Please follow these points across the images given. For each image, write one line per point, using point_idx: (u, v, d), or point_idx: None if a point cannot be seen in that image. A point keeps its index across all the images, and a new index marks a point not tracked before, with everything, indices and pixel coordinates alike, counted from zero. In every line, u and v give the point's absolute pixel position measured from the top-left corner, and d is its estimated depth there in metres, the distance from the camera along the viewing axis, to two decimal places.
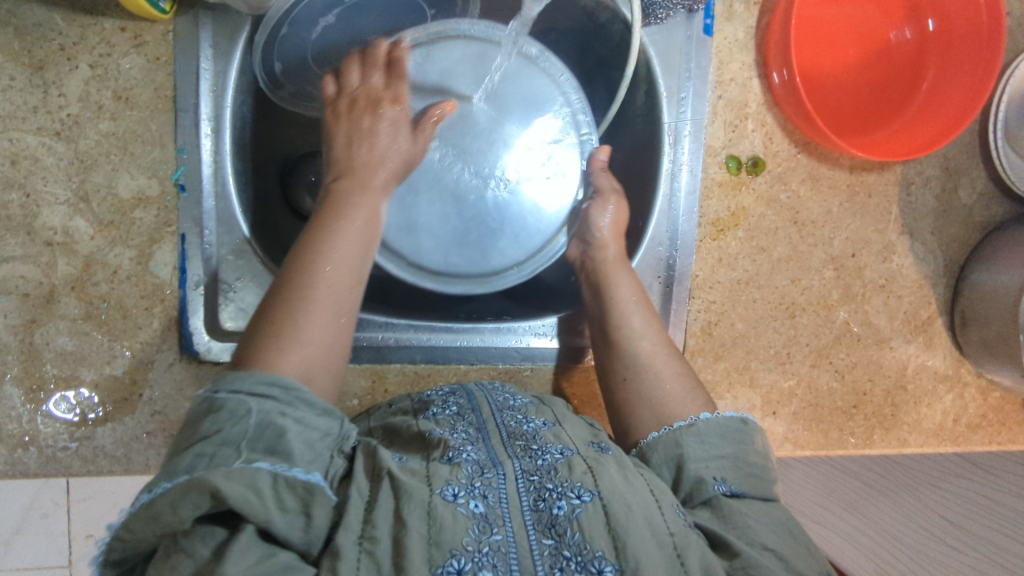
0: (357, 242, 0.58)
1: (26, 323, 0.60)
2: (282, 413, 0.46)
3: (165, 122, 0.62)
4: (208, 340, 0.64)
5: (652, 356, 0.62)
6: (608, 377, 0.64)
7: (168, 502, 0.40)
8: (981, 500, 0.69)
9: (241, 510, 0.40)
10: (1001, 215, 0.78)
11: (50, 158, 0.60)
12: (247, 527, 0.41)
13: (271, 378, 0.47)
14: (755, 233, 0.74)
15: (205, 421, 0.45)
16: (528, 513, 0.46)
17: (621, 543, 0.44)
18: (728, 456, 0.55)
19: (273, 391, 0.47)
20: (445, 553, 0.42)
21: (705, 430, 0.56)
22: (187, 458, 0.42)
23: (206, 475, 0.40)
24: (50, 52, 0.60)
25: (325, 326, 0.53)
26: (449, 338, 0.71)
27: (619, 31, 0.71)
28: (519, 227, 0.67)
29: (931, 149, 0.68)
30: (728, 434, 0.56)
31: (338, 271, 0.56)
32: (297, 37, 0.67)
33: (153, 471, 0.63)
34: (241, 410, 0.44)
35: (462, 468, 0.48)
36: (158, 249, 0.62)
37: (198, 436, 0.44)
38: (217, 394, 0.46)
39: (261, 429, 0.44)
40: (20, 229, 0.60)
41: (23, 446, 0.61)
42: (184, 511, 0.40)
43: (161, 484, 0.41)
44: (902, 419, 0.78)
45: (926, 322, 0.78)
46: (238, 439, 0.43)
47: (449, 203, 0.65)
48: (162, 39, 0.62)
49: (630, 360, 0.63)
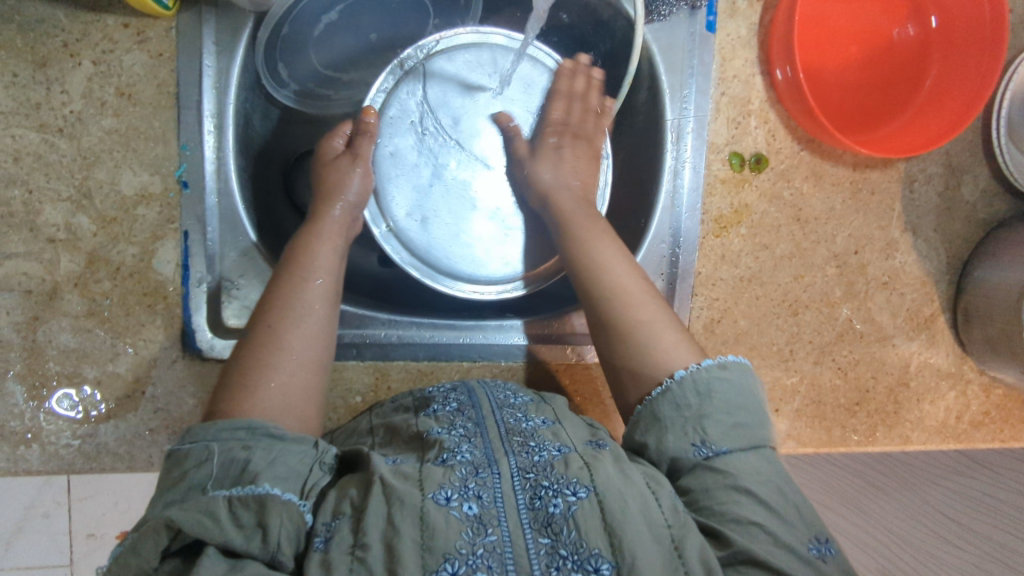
0: (316, 295, 0.58)
1: (29, 320, 0.60)
2: (245, 447, 0.47)
3: (168, 118, 0.62)
4: (210, 337, 0.64)
5: (635, 313, 0.59)
6: (606, 345, 0.60)
7: (132, 546, 0.42)
8: (981, 496, 0.69)
9: (193, 531, 0.42)
10: (1004, 212, 0.78)
11: (53, 154, 0.60)
12: (208, 549, 0.42)
13: (230, 424, 0.48)
14: (757, 231, 0.74)
15: (172, 472, 0.47)
16: (524, 512, 0.46)
17: (617, 540, 0.44)
18: (703, 410, 0.53)
19: (238, 434, 0.48)
20: (439, 558, 0.42)
21: (678, 394, 0.54)
22: (155, 506, 0.45)
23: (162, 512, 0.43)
24: (53, 49, 0.60)
25: (300, 363, 0.55)
26: (452, 335, 0.71)
27: (621, 28, 0.71)
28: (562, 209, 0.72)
29: (943, 141, 0.68)
30: (705, 388, 0.53)
31: (301, 314, 0.57)
32: (300, 35, 0.67)
33: (157, 467, 0.63)
34: (204, 454, 0.47)
35: (456, 470, 0.48)
36: (161, 245, 0.62)
37: (167, 484, 0.46)
38: (179, 447, 0.48)
39: (223, 466, 0.46)
40: (22, 225, 0.60)
41: (25, 443, 0.61)
42: (145, 550, 0.42)
43: (129, 534, 0.44)
44: (905, 416, 0.78)
45: (928, 319, 0.78)
46: (200, 479, 0.45)
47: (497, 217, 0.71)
48: (165, 35, 0.62)
49: (614, 326, 0.59)
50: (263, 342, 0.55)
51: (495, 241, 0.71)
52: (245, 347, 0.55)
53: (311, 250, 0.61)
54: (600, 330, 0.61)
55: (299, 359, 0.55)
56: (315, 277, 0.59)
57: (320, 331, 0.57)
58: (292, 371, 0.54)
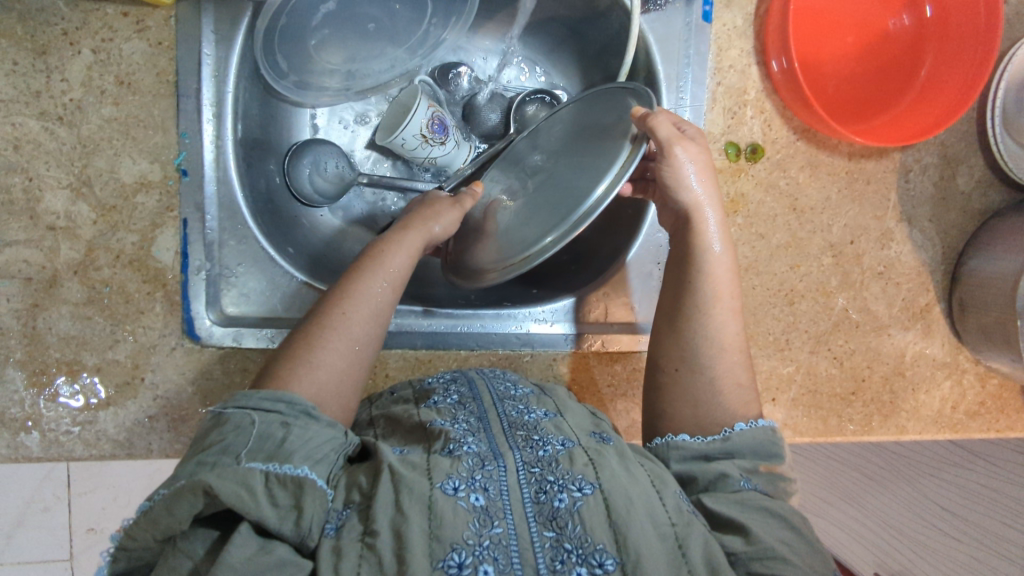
0: (377, 301, 0.58)
1: (29, 306, 0.61)
2: (285, 425, 0.47)
3: (168, 107, 0.63)
4: (210, 325, 0.64)
5: (713, 342, 0.60)
6: (660, 344, 0.62)
7: (167, 503, 0.42)
8: (980, 489, 0.75)
9: (233, 504, 0.41)
10: (999, 202, 0.78)
11: (53, 142, 0.61)
12: (242, 523, 0.42)
13: (278, 395, 0.49)
14: (754, 220, 0.75)
15: (208, 435, 0.47)
16: (529, 505, 0.46)
17: (621, 536, 0.45)
18: (750, 466, 0.54)
19: (279, 406, 0.49)
20: (445, 547, 0.43)
21: (738, 445, 0.55)
22: (190, 465, 0.44)
23: (200, 475, 0.42)
24: (53, 37, 0.60)
25: (334, 368, 0.54)
26: (450, 323, 0.71)
27: (618, 18, 0.72)
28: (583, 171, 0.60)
29: (933, 133, 0.69)
30: (762, 448, 0.56)
31: (367, 309, 0.57)
32: (298, 25, 0.64)
33: (156, 455, 0.63)
34: (245, 421, 0.47)
35: (462, 461, 0.48)
36: (160, 233, 0.63)
37: (202, 445, 0.46)
38: (224, 410, 0.48)
39: (260, 440, 0.46)
40: (23, 213, 0.60)
41: (26, 430, 0.61)
42: (179, 512, 0.41)
43: (160, 490, 0.43)
44: (902, 406, 0.78)
45: (924, 309, 0.78)
46: (239, 448, 0.45)
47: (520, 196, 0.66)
48: (164, 24, 0.62)
49: (681, 342, 0.60)
50: (328, 321, 0.56)
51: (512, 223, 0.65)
52: (310, 317, 0.56)
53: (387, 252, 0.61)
54: (668, 328, 0.62)
55: (354, 348, 0.56)
56: (381, 283, 0.59)
57: (376, 324, 0.58)
58: (350, 358, 0.55)
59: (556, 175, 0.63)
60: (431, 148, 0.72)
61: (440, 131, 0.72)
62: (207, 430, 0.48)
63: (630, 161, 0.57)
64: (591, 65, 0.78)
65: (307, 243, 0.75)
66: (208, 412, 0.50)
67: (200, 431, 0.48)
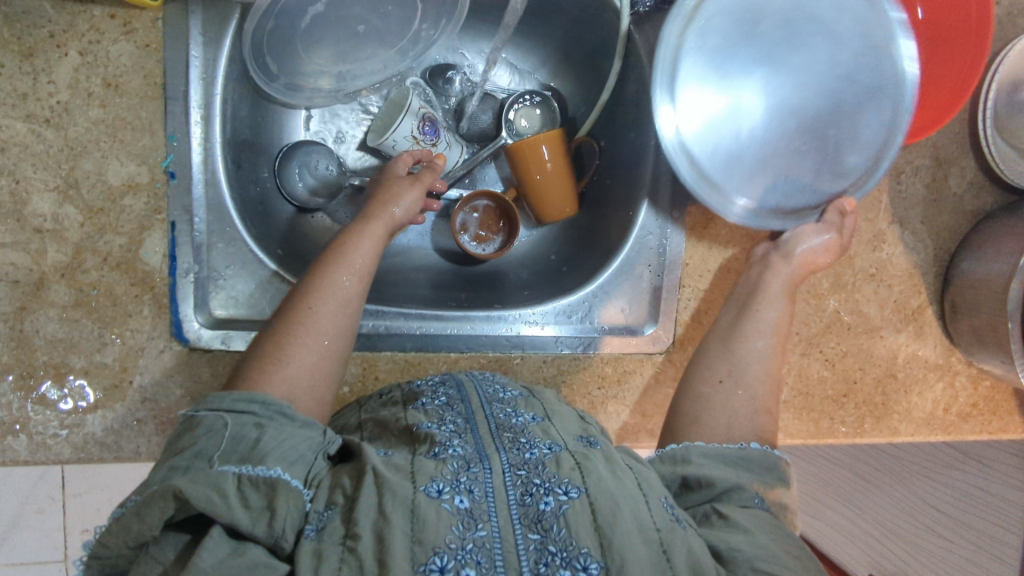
0: (345, 294, 0.59)
1: (16, 310, 0.60)
2: (258, 426, 0.48)
3: (155, 109, 0.62)
4: (198, 328, 0.64)
5: (758, 369, 0.66)
6: (698, 361, 0.67)
7: (138, 510, 0.42)
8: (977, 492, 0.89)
9: (203, 507, 0.41)
10: (991, 204, 0.78)
11: (39, 145, 0.60)
12: (215, 528, 0.42)
13: (249, 396, 0.50)
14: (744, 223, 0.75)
15: (182, 440, 0.47)
16: (515, 508, 0.46)
17: (606, 541, 0.45)
18: (763, 479, 0.56)
19: (253, 408, 0.49)
20: (427, 551, 0.42)
21: (753, 457, 0.57)
22: (163, 470, 0.45)
23: (169, 480, 0.42)
24: (40, 39, 0.60)
25: (305, 365, 0.54)
26: (439, 326, 0.71)
27: (608, 20, 0.71)
28: (833, 165, 0.72)
29: (924, 136, 0.71)
30: (773, 465, 0.57)
31: (334, 303, 0.58)
32: (286, 28, 0.64)
33: (144, 458, 0.63)
34: (217, 424, 0.47)
35: (447, 463, 0.48)
36: (148, 236, 0.62)
37: (175, 451, 0.47)
38: (195, 413, 0.49)
39: (233, 441, 0.46)
40: (9, 215, 0.60)
41: (13, 433, 0.61)
42: (150, 517, 0.41)
43: (132, 497, 0.43)
44: (894, 408, 0.78)
45: (916, 311, 0.78)
46: (212, 452, 0.45)
47: (754, 143, 0.70)
48: (152, 27, 0.62)
49: (717, 363, 0.66)
50: (297, 319, 0.56)
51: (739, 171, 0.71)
52: (279, 317, 0.56)
53: (351, 244, 0.62)
54: (715, 352, 0.67)
55: (325, 343, 0.56)
56: (347, 275, 0.59)
57: (345, 319, 0.58)
58: (321, 353, 0.55)
59: (808, 148, 0.71)
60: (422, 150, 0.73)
61: (432, 133, 0.72)
62: (179, 436, 0.48)
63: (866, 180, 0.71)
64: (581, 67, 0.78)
65: (297, 245, 0.75)
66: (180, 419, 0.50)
67: (173, 438, 0.49)
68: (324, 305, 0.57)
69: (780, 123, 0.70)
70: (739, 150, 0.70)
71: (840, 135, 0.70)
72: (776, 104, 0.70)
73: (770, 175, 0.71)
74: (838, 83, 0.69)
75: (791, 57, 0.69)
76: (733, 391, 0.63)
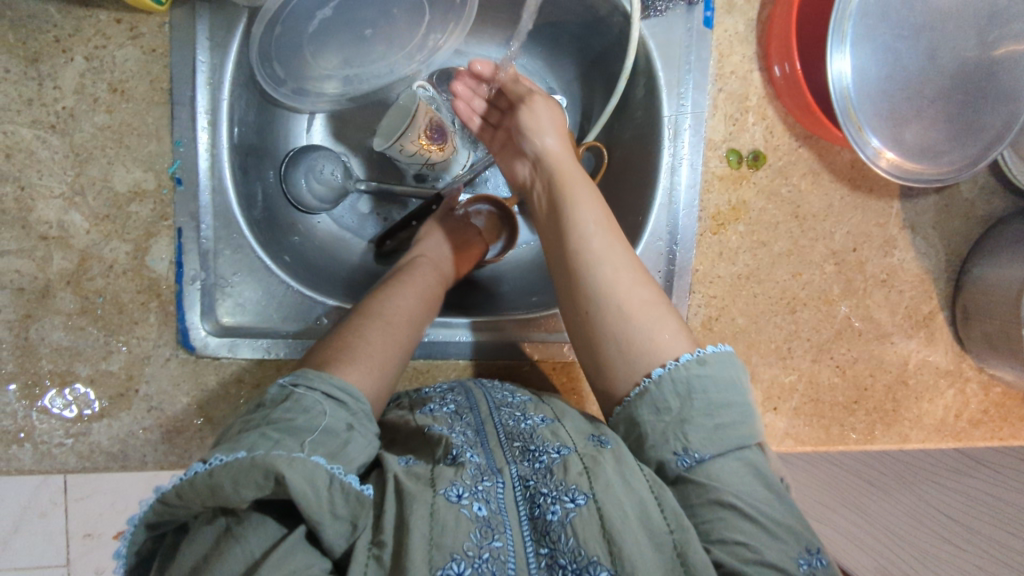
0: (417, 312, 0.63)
1: (21, 318, 0.60)
2: (348, 426, 0.48)
3: (162, 114, 0.62)
4: (205, 336, 0.63)
5: (615, 280, 0.59)
6: (589, 351, 0.59)
7: (229, 479, 0.39)
8: (980, 493, 0.67)
9: (300, 500, 0.40)
10: (1003, 209, 0.78)
11: (45, 151, 0.60)
12: (299, 527, 0.42)
13: (343, 387, 0.50)
14: (755, 228, 0.74)
15: (279, 412, 0.46)
16: (525, 522, 0.47)
17: (615, 547, 0.44)
18: (684, 414, 0.53)
19: (346, 401, 0.50)
20: (445, 556, 0.42)
21: (657, 395, 0.53)
22: (255, 436, 0.43)
23: (274, 458, 0.40)
24: (45, 44, 0.59)
25: (388, 368, 0.57)
26: (447, 333, 0.70)
27: (619, 24, 0.70)
28: (955, 135, 0.70)
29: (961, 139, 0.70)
30: (685, 389, 0.53)
31: (413, 318, 0.62)
32: (295, 32, 0.64)
33: (151, 467, 0.62)
34: (315, 410, 0.47)
35: (466, 469, 0.48)
36: (155, 242, 0.62)
37: (269, 421, 0.45)
38: (295, 388, 0.48)
39: (327, 434, 0.45)
40: (15, 223, 0.60)
41: (18, 442, 0.60)
42: (244, 491, 0.39)
43: (225, 456, 0.41)
44: (904, 414, 0.78)
45: (927, 317, 0.77)
46: (305, 437, 0.44)
47: (890, 91, 0.68)
48: (159, 31, 0.62)
49: (599, 329, 0.58)
50: (384, 324, 0.59)
51: (875, 117, 0.68)
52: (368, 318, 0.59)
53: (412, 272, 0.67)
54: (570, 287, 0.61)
55: (393, 352, 0.58)
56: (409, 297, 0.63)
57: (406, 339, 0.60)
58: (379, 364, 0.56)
59: (935, 110, 0.70)
60: (429, 154, 0.73)
61: (438, 137, 0.72)
62: (273, 405, 0.47)
63: (984, 155, 0.69)
64: (590, 71, 0.77)
65: (304, 250, 0.74)
66: (272, 386, 0.49)
67: (261, 404, 0.48)
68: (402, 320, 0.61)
69: (910, 77, 0.69)
70: (881, 95, 0.68)
71: (956, 109, 0.70)
72: (916, 61, 0.68)
73: (899, 124, 0.69)
74: (972, 48, 0.69)
75: (928, 16, 0.68)
76: (608, 313, 0.58)
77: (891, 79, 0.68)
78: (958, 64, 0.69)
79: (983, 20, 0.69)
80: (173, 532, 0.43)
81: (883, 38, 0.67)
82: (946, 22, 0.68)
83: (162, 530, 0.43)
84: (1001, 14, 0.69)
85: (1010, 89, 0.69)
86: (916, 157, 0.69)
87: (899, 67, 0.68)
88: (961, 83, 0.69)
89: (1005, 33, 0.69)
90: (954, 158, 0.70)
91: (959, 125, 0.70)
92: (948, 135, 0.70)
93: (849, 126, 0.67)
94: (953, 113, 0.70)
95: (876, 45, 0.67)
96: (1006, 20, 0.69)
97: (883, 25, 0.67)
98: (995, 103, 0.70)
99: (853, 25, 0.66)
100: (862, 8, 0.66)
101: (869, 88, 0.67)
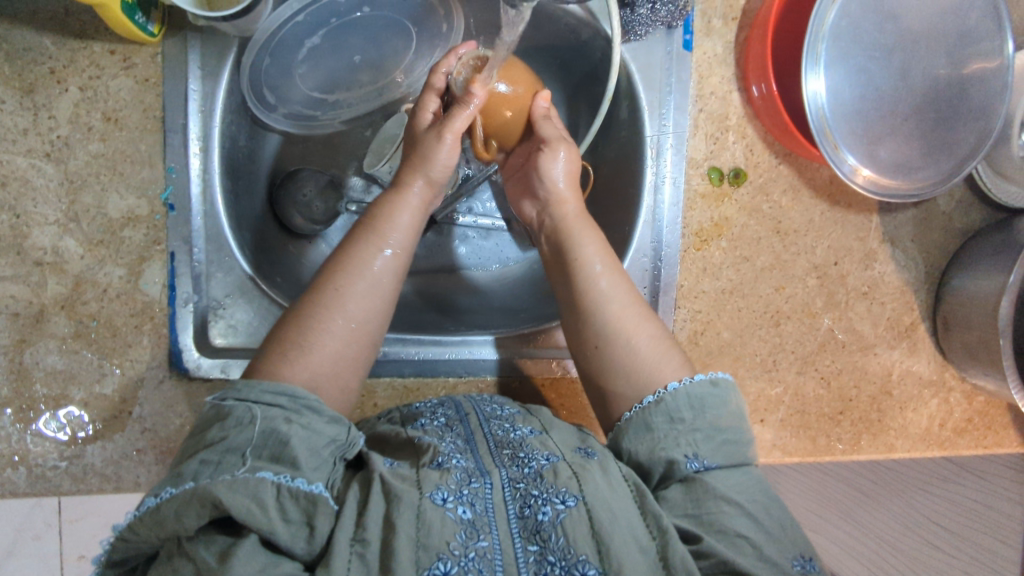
0: (375, 277, 0.57)
1: (15, 342, 0.61)
2: (288, 421, 0.47)
3: (154, 142, 0.63)
4: (197, 357, 0.64)
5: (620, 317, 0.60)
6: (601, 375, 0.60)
7: (174, 511, 0.42)
8: (973, 504, 0.70)
9: (244, 515, 0.41)
10: (981, 221, 0.79)
11: (40, 179, 0.61)
12: (250, 534, 0.42)
13: (280, 389, 0.49)
14: (738, 243, 0.76)
15: (210, 431, 0.46)
16: (514, 521, 0.47)
17: (604, 547, 0.46)
18: (695, 424, 0.54)
19: (280, 400, 0.48)
20: (432, 556, 0.44)
21: (671, 406, 0.55)
22: (193, 464, 0.44)
23: (212, 485, 0.42)
24: (40, 76, 0.61)
25: (328, 356, 0.54)
26: (437, 351, 0.71)
27: (600, 47, 0.72)
28: (931, 151, 0.72)
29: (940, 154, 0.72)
30: (698, 403, 0.55)
31: (365, 285, 0.57)
32: (283, 59, 0.68)
33: (144, 488, 0.63)
34: (247, 418, 0.46)
35: (451, 473, 0.49)
36: (147, 267, 0.63)
37: (205, 443, 0.46)
38: (224, 402, 0.48)
39: (263, 435, 0.45)
40: (9, 249, 0.61)
41: (13, 465, 0.61)
42: (187, 519, 0.41)
43: (168, 489, 0.42)
44: (889, 424, 0.79)
45: (909, 328, 0.79)
46: (245, 447, 0.45)
47: (864, 110, 0.70)
48: (151, 61, 0.63)
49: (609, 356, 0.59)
50: (323, 302, 0.55)
51: (852, 138, 0.70)
52: (306, 299, 0.56)
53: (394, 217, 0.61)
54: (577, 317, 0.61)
55: (338, 343, 0.54)
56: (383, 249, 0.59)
57: (379, 307, 0.57)
58: (345, 338, 0.55)
59: (909, 128, 0.72)
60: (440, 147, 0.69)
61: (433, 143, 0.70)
62: (206, 426, 0.47)
63: (959, 168, 0.71)
64: (574, 93, 0.79)
65: (296, 271, 0.75)
66: (207, 404, 0.49)
67: (199, 425, 0.48)
68: (353, 288, 0.56)
69: (884, 97, 0.71)
70: (855, 115, 0.70)
71: (929, 126, 0.72)
72: (887, 81, 0.71)
73: (874, 140, 0.71)
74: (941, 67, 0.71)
75: (898, 37, 0.70)
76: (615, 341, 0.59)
77: (864, 100, 0.70)
78: (927, 83, 0.71)
79: (950, 41, 0.71)
80: (142, 565, 0.47)
81: (857, 60, 0.69)
82: (917, 42, 0.70)
83: (130, 566, 0.46)
84: (966, 34, 0.71)
85: (980, 102, 0.71)
86: (893, 173, 0.71)
87: (872, 89, 0.70)
88: (932, 102, 0.72)
89: (973, 51, 0.71)
90: (930, 172, 0.72)
91: (934, 142, 0.72)
92: (922, 153, 0.72)
93: (826, 145, 0.68)
94: (927, 130, 0.72)
95: (849, 67, 0.69)
96: (973, 41, 0.71)
97: (856, 47, 0.69)
98: (968, 117, 0.71)
99: (825, 48, 0.68)
100: (835, 31, 0.68)
101: (845, 109, 0.69)
